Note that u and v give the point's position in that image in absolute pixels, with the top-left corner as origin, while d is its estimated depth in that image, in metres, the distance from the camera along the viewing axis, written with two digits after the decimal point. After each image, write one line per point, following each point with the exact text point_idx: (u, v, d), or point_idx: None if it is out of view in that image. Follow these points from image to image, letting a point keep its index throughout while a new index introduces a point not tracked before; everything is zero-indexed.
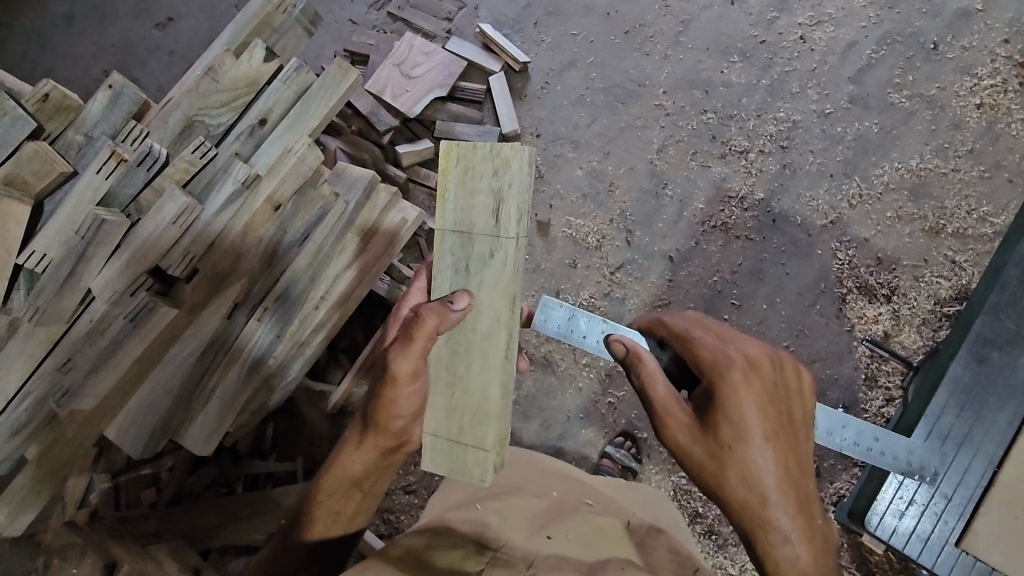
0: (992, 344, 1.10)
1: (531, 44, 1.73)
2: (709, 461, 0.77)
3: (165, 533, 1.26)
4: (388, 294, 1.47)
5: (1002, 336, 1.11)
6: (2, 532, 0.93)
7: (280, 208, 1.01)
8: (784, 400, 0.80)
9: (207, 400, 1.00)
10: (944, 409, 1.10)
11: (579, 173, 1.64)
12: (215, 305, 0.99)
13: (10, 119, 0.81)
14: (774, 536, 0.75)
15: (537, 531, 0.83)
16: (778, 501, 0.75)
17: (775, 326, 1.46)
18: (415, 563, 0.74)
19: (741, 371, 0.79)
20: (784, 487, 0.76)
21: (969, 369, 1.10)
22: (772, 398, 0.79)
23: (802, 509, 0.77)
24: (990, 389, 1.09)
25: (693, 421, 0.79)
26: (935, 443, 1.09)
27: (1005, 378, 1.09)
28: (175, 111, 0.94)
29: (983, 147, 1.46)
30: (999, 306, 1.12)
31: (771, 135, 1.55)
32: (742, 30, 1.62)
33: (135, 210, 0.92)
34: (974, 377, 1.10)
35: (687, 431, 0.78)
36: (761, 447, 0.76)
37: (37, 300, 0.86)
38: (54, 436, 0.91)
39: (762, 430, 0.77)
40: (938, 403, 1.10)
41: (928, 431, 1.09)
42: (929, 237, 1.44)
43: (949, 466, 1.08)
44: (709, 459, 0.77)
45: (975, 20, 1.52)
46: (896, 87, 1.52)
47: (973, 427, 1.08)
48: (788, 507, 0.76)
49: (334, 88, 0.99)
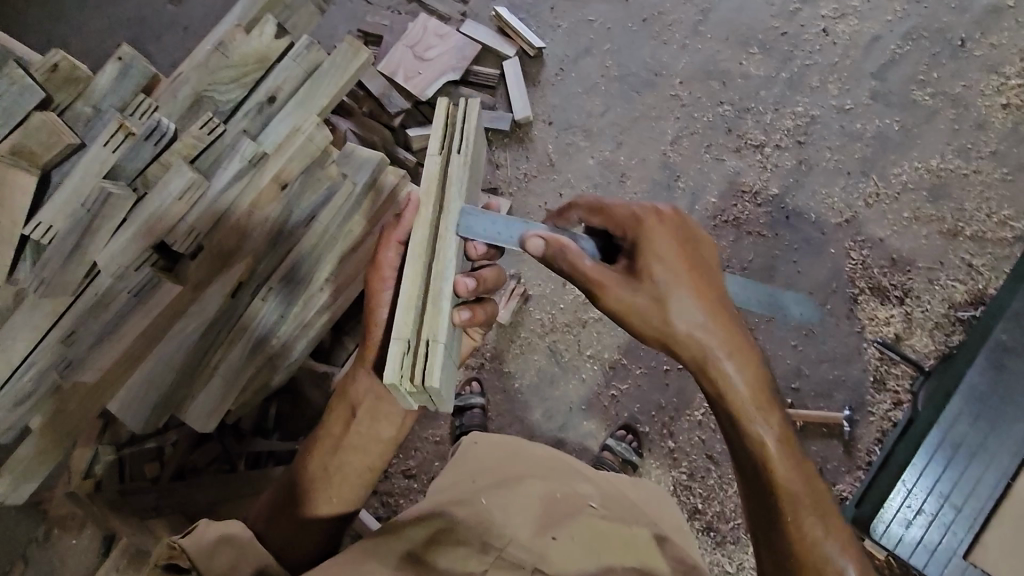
0: (1011, 352, 1.08)
1: (547, 29, 1.71)
2: (647, 313, 0.78)
3: (165, 508, 1.22)
4: None
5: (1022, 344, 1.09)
6: (6, 499, 0.94)
7: (287, 186, 0.99)
8: (690, 243, 0.81)
9: (210, 377, 1.02)
10: (958, 417, 1.08)
11: (590, 162, 1.64)
12: (220, 283, 0.98)
13: (19, 88, 0.80)
14: (737, 391, 0.76)
15: (542, 533, 0.82)
16: (724, 347, 0.76)
17: (784, 325, 1.41)
18: (419, 566, 0.75)
19: (653, 219, 0.81)
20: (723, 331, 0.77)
21: (986, 377, 1.08)
22: (687, 245, 0.81)
23: (737, 339, 0.77)
24: (1009, 400, 1.07)
25: (618, 277, 0.79)
26: (946, 452, 1.07)
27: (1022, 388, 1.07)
28: (185, 87, 0.93)
29: (1007, 149, 1.42)
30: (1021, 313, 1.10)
31: (788, 129, 1.52)
32: (764, 21, 1.59)
33: (142, 184, 0.91)
34: (991, 385, 1.08)
35: (616, 288, 0.78)
36: (688, 290, 0.77)
37: (42, 271, 0.85)
38: (58, 406, 0.92)
39: (685, 277, 0.78)
40: (952, 411, 1.08)
41: (940, 439, 1.08)
42: (946, 239, 1.40)
43: (959, 476, 1.06)
44: (647, 310, 0.78)
45: (1004, 17, 1.48)
46: (920, 84, 1.48)
47: (989, 437, 1.06)
48: (736, 352, 0.76)
49: (345, 68, 0.99)
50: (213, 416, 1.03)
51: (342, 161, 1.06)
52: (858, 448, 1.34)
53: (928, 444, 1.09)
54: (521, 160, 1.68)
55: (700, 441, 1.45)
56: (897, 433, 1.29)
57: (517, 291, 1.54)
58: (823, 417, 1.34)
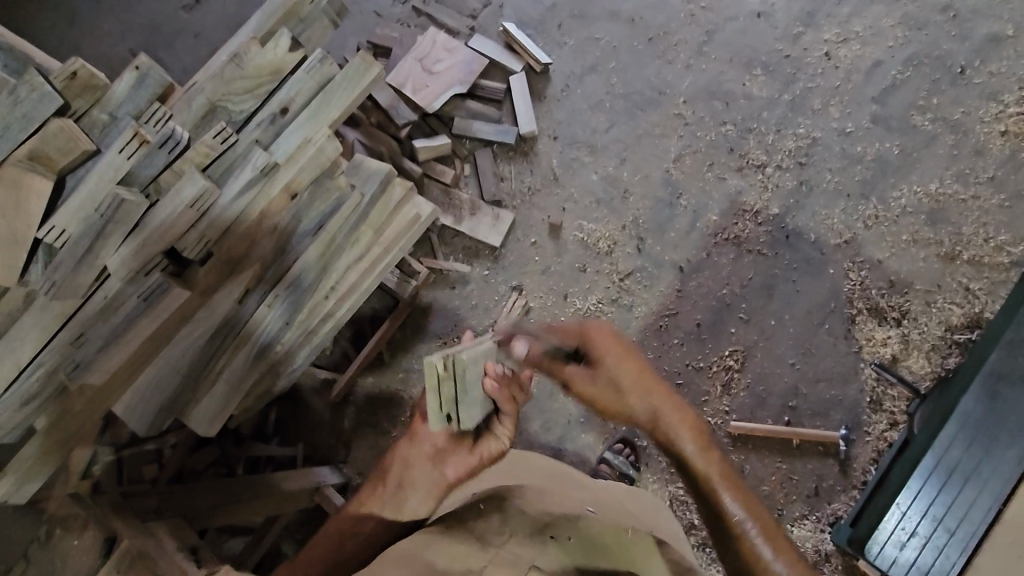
0: (1006, 381, 1.10)
1: (554, 45, 1.75)
2: (612, 403, 0.97)
3: (165, 510, 1.23)
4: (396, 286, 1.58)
5: (1017, 373, 1.10)
6: (8, 499, 0.94)
7: (296, 196, 1.01)
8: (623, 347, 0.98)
9: (214, 382, 1.03)
10: (952, 443, 1.09)
11: (594, 178, 1.67)
12: (227, 290, 0.99)
13: (39, 95, 0.81)
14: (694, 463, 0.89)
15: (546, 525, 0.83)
16: (670, 423, 0.92)
17: (783, 343, 1.43)
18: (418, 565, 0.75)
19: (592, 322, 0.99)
20: (669, 407, 0.94)
21: (981, 404, 1.09)
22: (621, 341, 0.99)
23: (679, 421, 0.92)
24: (1002, 426, 1.07)
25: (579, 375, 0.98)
26: (940, 477, 1.08)
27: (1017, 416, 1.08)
28: (199, 95, 0.94)
29: (1004, 175, 1.44)
30: (1016, 341, 1.11)
31: (789, 150, 1.55)
32: (767, 43, 1.63)
33: (154, 191, 0.92)
34: (986, 412, 1.09)
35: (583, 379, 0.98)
36: (638, 385, 0.96)
37: (54, 273, 0.87)
38: (63, 407, 0.93)
39: (629, 367, 0.97)
40: (946, 436, 1.09)
41: (934, 463, 1.09)
42: (944, 262, 1.41)
43: (952, 501, 1.07)
44: (612, 402, 0.96)
45: (1004, 46, 1.50)
46: (920, 109, 1.51)
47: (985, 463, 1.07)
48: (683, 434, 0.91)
49: (357, 82, 1.01)
50: (216, 419, 1.05)
51: (351, 171, 1.08)
52: (854, 467, 1.35)
53: (922, 467, 1.10)
54: (526, 174, 1.72)
55: None
56: (894, 459, 1.30)
57: (519, 307, 1.61)
58: (818, 436, 1.35)
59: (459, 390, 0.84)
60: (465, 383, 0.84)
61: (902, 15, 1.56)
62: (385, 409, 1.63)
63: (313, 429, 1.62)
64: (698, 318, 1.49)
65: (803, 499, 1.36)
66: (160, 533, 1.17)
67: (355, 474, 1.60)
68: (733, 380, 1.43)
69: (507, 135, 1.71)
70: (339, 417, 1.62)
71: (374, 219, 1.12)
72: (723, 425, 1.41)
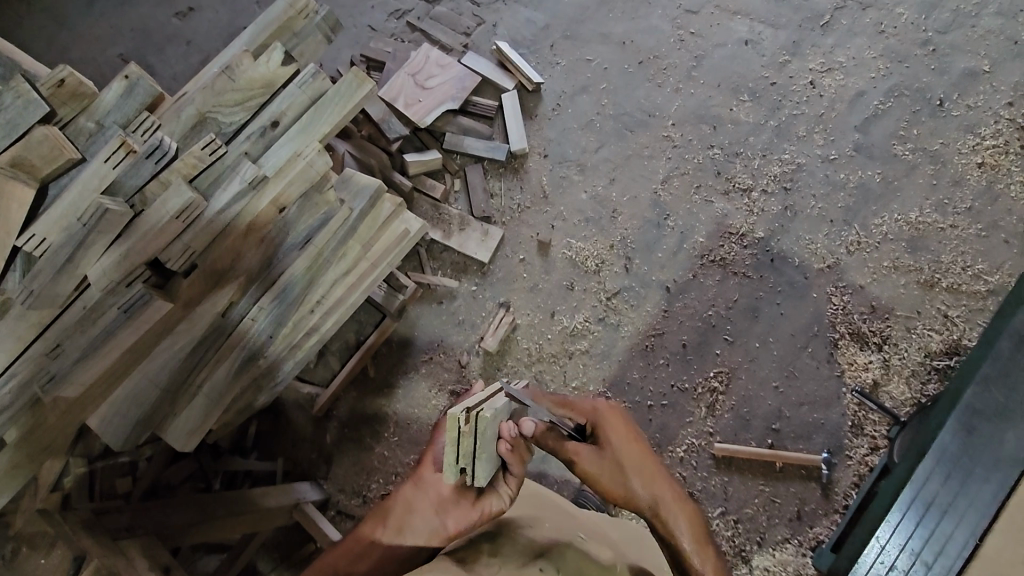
0: (981, 415, 1.09)
1: (546, 65, 1.77)
2: (612, 482, 0.89)
3: (138, 527, 1.16)
4: (383, 302, 1.59)
5: (990, 408, 1.09)
6: None
7: (284, 210, 1.01)
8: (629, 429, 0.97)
9: (193, 395, 1.01)
10: (929, 476, 1.06)
11: (583, 197, 1.69)
12: (211, 302, 0.98)
13: (24, 102, 0.81)
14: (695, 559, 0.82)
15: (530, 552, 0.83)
16: (673, 508, 0.87)
17: (766, 365, 1.44)
18: None
19: (603, 403, 0.98)
20: (674, 502, 0.88)
21: (957, 438, 1.08)
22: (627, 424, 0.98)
23: (683, 511, 0.87)
24: (976, 456, 1.06)
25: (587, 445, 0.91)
26: (917, 511, 1.05)
27: (993, 451, 1.06)
28: (189, 106, 0.93)
29: (981, 206, 1.48)
30: (991, 376, 1.10)
31: (775, 175, 1.57)
32: (754, 70, 1.67)
33: (139, 202, 0.90)
34: (962, 446, 1.07)
35: (588, 453, 0.90)
36: (644, 470, 0.90)
37: (32, 283, 0.85)
38: (36, 419, 0.91)
39: (638, 451, 0.92)
40: (923, 469, 1.07)
41: (913, 496, 1.06)
42: (924, 289, 1.44)
43: (929, 534, 1.03)
44: (617, 483, 0.89)
45: (981, 81, 1.55)
46: (901, 139, 1.54)
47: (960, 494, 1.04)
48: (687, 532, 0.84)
49: (349, 97, 1.01)
50: (195, 433, 1.03)
51: (341, 185, 1.08)
52: (836, 491, 1.34)
53: (901, 501, 1.07)
54: (516, 191, 1.73)
55: (682, 479, 1.40)
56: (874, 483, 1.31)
57: (507, 322, 1.60)
58: (802, 459, 1.35)
59: (478, 446, 0.76)
60: (486, 441, 0.77)
61: (883, 48, 1.61)
62: (368, 424, 1.61)
63: (295, 444, 1.60)
64: (683, 339, 1.50)
65: (786, 523, 1.35)
66: (133, 553, 1.14)
67: (335, 490, 1.57)
68: (718, 401, 1.43)
69: (500, 152, 1.72)
70: (321, 432, 1.61)
71: (361, 233, 1.11)
72: (708, 447, 1.41)
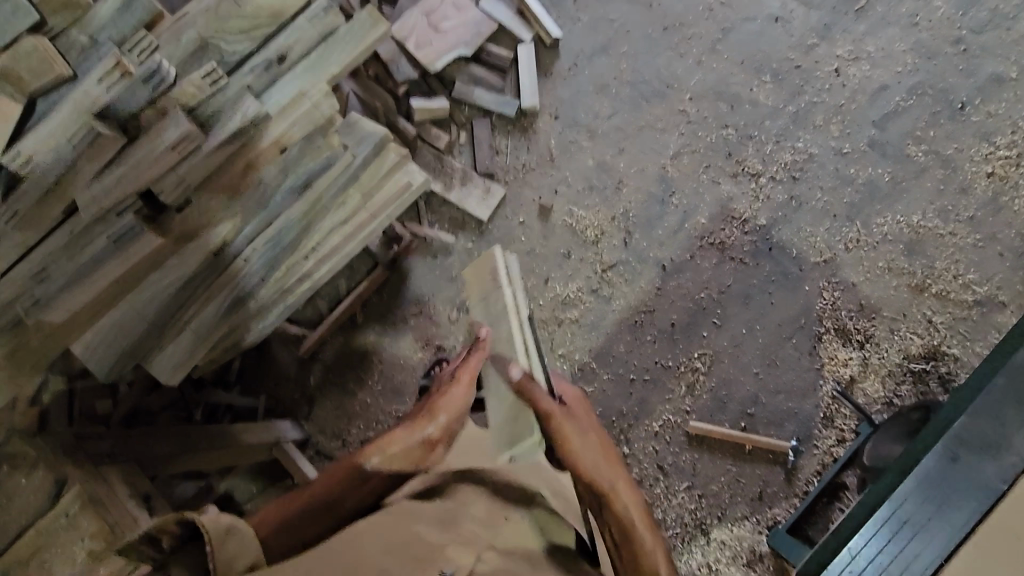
0: (969, 446, 1.00)
1: (567, 20, 1.72)
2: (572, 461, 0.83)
3: (118, 455, 1.20)
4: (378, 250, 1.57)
5: (980, 439, 0.99)
6: None
7: (285, 150, 0.97)
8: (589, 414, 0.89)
9: (180, 331, 1.00)
10: (904, 496, 0.99)
11: (589, 164, 1.65)
12: (202, 241, 0.95)
13: (13, 6, 0.74)
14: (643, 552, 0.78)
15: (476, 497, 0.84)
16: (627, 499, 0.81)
17: (749, 351, 1.46)
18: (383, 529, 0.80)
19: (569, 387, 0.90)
20: (627, 495, 0.81)
21: (940, 462, 1.00)
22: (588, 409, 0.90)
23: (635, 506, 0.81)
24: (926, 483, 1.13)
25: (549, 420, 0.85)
26: (885, 530, 0.98)
27: (976, 484, 0.96)
28: (190, 28, 0.86)
29: (983, 216, 1.46)
30: (986, 405, 1.01)
31: (785, 163, 1.55)
32: (780, 50, 1.62)
33: (133, 128, 0.86)
34: (943, 471, 0.99)
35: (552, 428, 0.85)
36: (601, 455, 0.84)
37: (15, 203, 0.82)
38: (18, 341, 0.89)
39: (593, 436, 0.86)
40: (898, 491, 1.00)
41: (885, 515, 0.99)
42: (912, 293, 1.43)
43: (891, 556, 0.95)
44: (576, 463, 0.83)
45: (1006, 88, 1.52)
46: (916, 140, 1.52)
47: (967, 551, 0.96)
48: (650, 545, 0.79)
49: (362, 37, 0.95)
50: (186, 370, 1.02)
51: (343, 132, 1.03)
52: (798, 477, 1.38)
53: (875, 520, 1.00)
54: (521, 151, 1.69)
55: (654, 451, 1.44)
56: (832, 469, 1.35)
57: None
58: (770, 444, 1.39)
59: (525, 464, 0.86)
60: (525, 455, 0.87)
61: (914, 41, 1.56)
62: (353, 370, 1.63)
63: (278, 381, 1.61)
64: (672, 318, 1.51)
65: (747, 501, 1.39)
66: (114, 480, 1.17)
67: (316, 431, 1.60)
68: (698, 381, 1.46)
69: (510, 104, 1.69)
70: (305, 372, 1.62)
71: (361, 182, 1.08)
72: (683, 424, 1.45)
